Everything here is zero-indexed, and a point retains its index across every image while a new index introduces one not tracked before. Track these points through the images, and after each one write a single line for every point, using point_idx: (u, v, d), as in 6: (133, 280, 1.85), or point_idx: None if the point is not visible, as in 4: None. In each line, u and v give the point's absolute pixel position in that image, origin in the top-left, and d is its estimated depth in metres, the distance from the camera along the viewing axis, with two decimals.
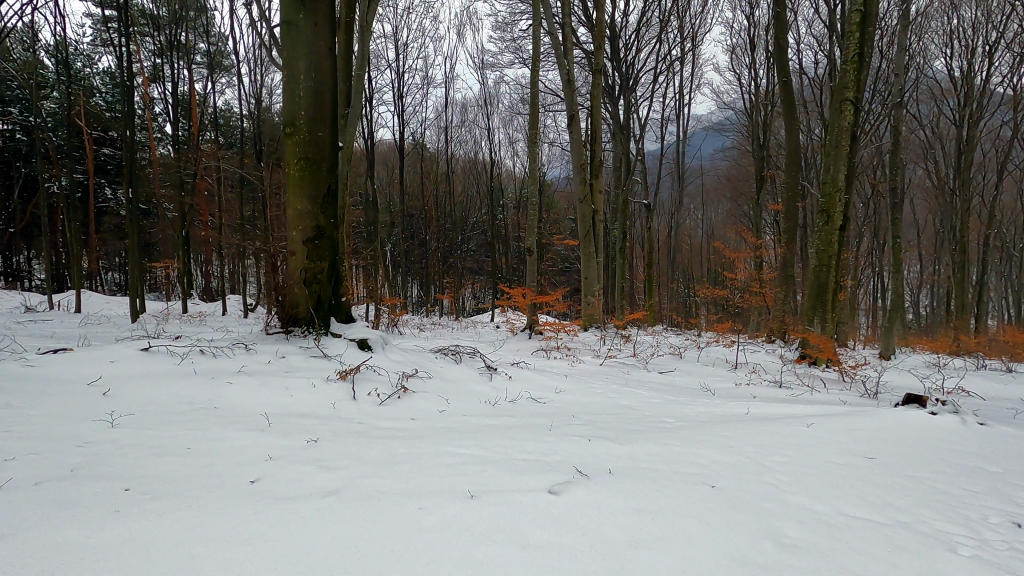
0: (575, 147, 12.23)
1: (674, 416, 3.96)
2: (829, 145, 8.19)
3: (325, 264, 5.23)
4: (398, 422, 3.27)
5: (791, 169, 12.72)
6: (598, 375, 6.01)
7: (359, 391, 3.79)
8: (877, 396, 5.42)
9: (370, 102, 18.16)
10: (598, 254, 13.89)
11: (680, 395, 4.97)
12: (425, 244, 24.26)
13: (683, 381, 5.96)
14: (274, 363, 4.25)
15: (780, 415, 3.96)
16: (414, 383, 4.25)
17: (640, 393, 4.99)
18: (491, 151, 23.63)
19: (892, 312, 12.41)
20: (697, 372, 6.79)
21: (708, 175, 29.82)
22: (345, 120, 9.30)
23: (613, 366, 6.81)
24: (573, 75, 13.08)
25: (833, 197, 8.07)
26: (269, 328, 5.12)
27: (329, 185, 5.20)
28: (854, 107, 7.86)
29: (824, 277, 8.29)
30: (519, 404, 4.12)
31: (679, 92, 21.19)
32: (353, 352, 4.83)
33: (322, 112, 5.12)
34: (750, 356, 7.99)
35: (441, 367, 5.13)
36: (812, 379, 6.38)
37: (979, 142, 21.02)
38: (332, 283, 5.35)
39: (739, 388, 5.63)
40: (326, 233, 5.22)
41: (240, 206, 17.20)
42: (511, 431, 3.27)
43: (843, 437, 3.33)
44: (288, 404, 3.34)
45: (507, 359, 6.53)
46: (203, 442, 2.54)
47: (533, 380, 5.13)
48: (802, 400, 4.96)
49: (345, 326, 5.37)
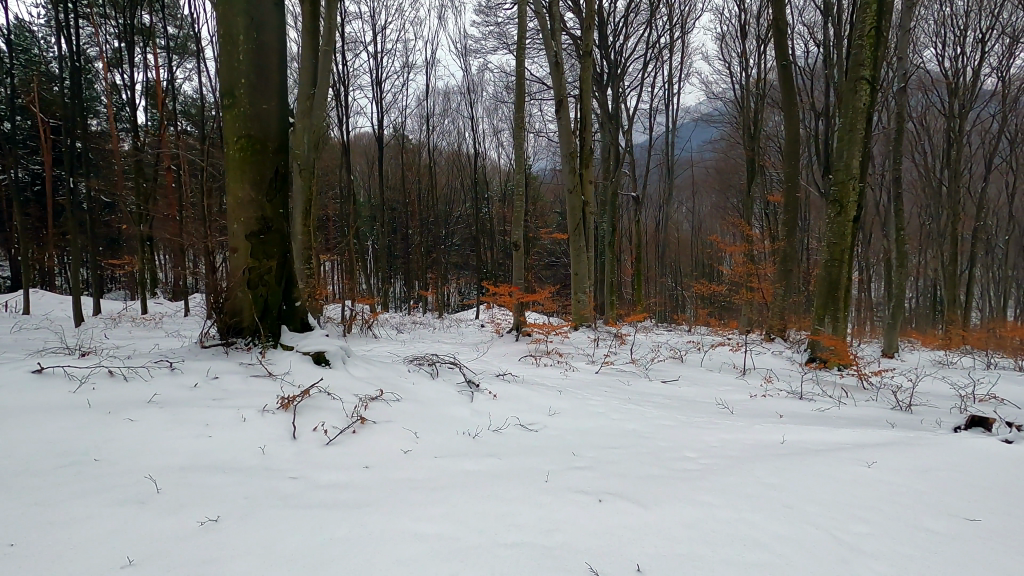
0: (563, 134, 11.42)
1: (697, 449, 3.23)
2: (842, 131, 7.49)
3: (274, 263, 4.39)
4: (350, 474, 2.50)
5: (790, 156, 12.03)
6: (596, 387, 5.27)
7: (301, 426, 2.97)
8: (912, 410, 4.75)
9: (346, 90, 17.22)
10: (589, 249, 13.14)
11: (694, 415, 4.24)
12: (407, 239, 23.30)
13: (691, 393, 5.24)
14: (200, 388, 3.41)
15: (825, 446, 3.24)
16: (377, 411, 3.46)
17: (648, 412, 4.25)
18: (475, 141, 22.77)
19: (895, 310, 11.78)
20: (703, 380, 6.08)
21: (696, 168, 29.18)
22: (310, 101, 8.41)
23: (611, 374, 6.07)
24: (562, 58, 12.28)
25: (846, 185, 7.39)
26: (205, 340, 4.22)
27: (277, 168, 4.36)
28: (870, 87, 7.19)
29: (836, 272, 7.62)
30: (507, 436, 3.36)
31: (668, 81, 20.54)
32: (305, 370, 3.99)
33: (266, 81, 4.26)
34: (758, 360, 7.30)
35: (413, 384, 4.33)
36: (834, 389, 5.70)
37: (970, 135, 20.60)
38: (283, 285, 4.51)
39: (758, 402, 4.91)
40: (275, 226, 4.37)
41: (208, 199, 16.16)
42: (498, 482, 2.52)
43: (915, 480, 2.65)
44: (199, 450, 2.54)
45: (493, 370, 5.76)
46: (39, 534, 1.74)
47: (522, 398, 4.35)
48: (835, 418, 4.26)
49: (300, 334, 4.52)
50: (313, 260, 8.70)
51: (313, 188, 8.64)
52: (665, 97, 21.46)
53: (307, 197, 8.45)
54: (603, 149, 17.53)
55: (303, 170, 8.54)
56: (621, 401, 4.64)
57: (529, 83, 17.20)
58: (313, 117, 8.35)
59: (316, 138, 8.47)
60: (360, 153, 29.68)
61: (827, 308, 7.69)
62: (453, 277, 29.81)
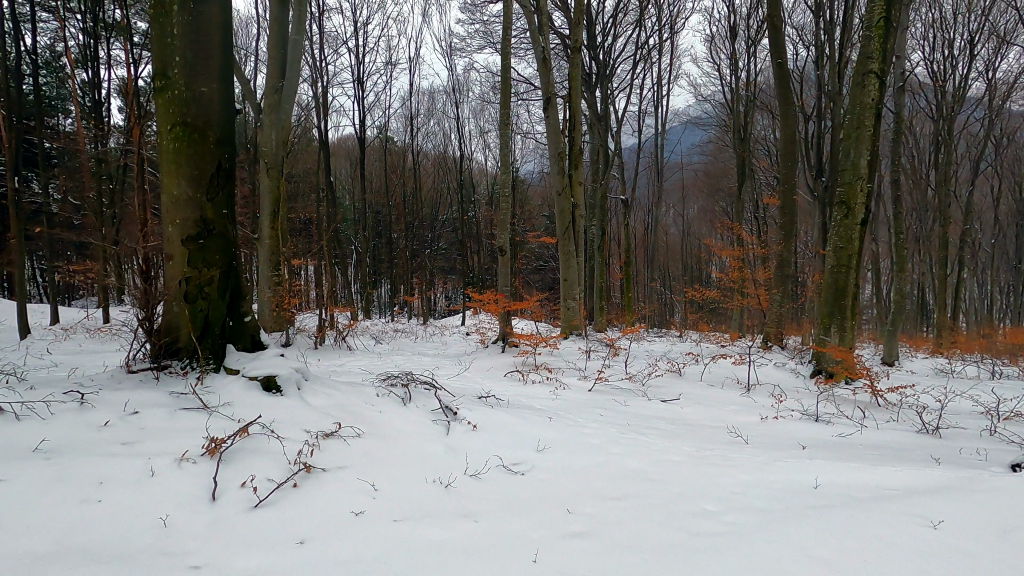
0: (551, 134, 10.90)
1: (715, 500, 2.68)
2: (848, 129, 7.04)
3: (216, 272, 3.75)
4: (278, 556, 1.91)
5: (787, 156, 11.56)
6: (590, 409, 4.71)
7: (226, 481, 2.36)
8: (941, 435, 4.26)
9: (325, 89, 16.58)
10: (579, 254, 12.56)
11: (704, 446, 3.70)
12: (390, 243, 22.64)
13: (696, 417, 4.70)
14: (111, 428, 2.77)
15: (867, 494, 2.72)
16: (330, 454, 2.86)
17: (651, 444, 3.70)
18: (460, 143, 22.17)
19: (896, 315, 11.37)
20: (705, 399, 5.54)
21: (685, 171, 28.80)
22: (278, 94, 7.73)
23: (606, 392, 5.52)
24: (550, 54, 11.73)
25: (853, 185, 6.94)
26: (131, 364, 3.56)
27: (220, 162, 3.74)
28: (879, 81, 6.73)
29: (843, 279, 7.15)
30: (485, 485, 2.78)
31: (657, 83, 20.14)
32: (249, 402, 3.37)
33: (207, 60, 3.64)
34: (761, 374, 6.79)
35: (379, 414, 3.73)
36: (850, 407, 5.19)
37: (960, 139, 20.41)
38: (229, 296, 3.87)
39: (772, 427, 4.39)
40: (218, 228, 3.75)
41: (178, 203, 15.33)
42: (470, 562, 1.95)
43: (994, 547, 2.12)
44: (79, 524, 1.94)
45: (474, 390, 5.18)
46: None
47: (505, 428, 3.78)
48: (862, 449, 3.74)
49: (248, 355, 3.88)
50: (282, 267, 8.06)
51: (283, 189, 7.99)
52: (654, 99, 21.06)
53: (275, 199, 7.79)
54: (592, 150, 17.03)
55: (271, 168, 7.85)
56: (619, 428, 4.08)
57: (515, 83, 16.67)
58: (281, 112, 7.66)
59: (285, 135, 7.80)
60: (344, 155, 28.97)
61: (833, 316, 7.23)
62: (439, 282, 29.15)
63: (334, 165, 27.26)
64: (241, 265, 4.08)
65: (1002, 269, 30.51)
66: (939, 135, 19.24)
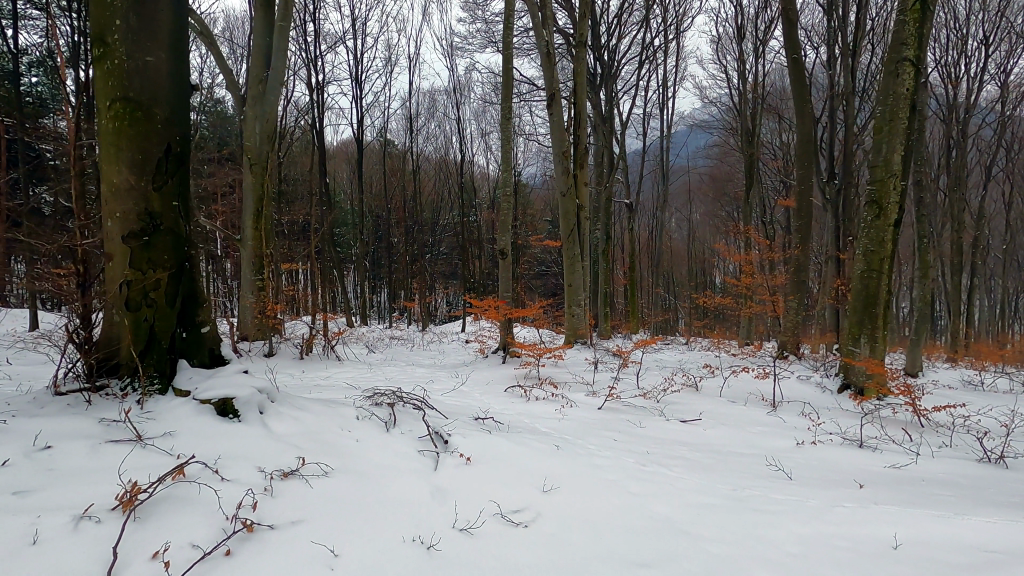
0: (556, 132, 10.37)
1: (769, 569, 2.11)
2: (879, 122, 6.48)
3: (164, 274, 3.16)
4: None
5: (803, 156, 10.99)
6: (602, 433, 4.14)
7: (132, 551, 1.79)
8: (1008, 464, 3.70)
9: (321, 90, 16.09)
10: (584, 258, 11.97)
11: (740, 482, 3.13)
12: (388, 247, 22.04)
13: (726, 444, 4.12)
14: (7, 468, 2.19)
15: (963, 559, 2.15)
16: (282, 502, 2.29)
17: (678, 480, 3.13)
18: (461, 146, 21.60)
19: (920, 323, 10.71)
20: (729, 418, 4.96)
21: (691, 175, 28.23)
22: (263, 85, 7.29)
23: (619, 411, 4.95)
24: (554, 50, 11.17)
25: (885, 182, 6.39)
26: (60, 385, 2.97)
27: (170, 144, 3.16)
28: (914, 70, 6.17)
29: (873, 284, 6.54)
30: (477, 544, 2.22)
31: (662, 85, 19.63)
32: (196, 432, 2.78)
33: (155, 25, 3.08)
34: (787, 389, 6.19)
35: (355, 443, 3.14)
36: (895, 429, 4.61)
37: (975, 143, 19.78)
38: (180, 303, 3.29)
39: (813, 458, 3.81)
40: (167, 222, 3.17)
41: None
42: None
43: None
44: None
45: (471, 409, 4.61)
46: None
47: (505, 461, 3.20)
48: (927, 485, 3.18)
49: (203, 372, 3.30)
50: (266, 270, 7.48)
51: (268, 187, 7.45)
52: (659, 101, 20.51)
53: (258, 197, 7.25)
54: (596, 153, 16.46)
55: (255, 165, 7.27)
56: (638, 459, 3.50)
57: (517, 83, 16.10)
58: (266, 103, 7.14)
59: (269, 128, 7.27)
60: (343, 159, 28.47)
61: (863, 326, 6.63)
62: (440, 287, 28.56)
63: (333, 168, 26.71)
64: (200, 267, 3.50)
65: (1013, 275, 29.79)
66: (953, 139, 18.66)
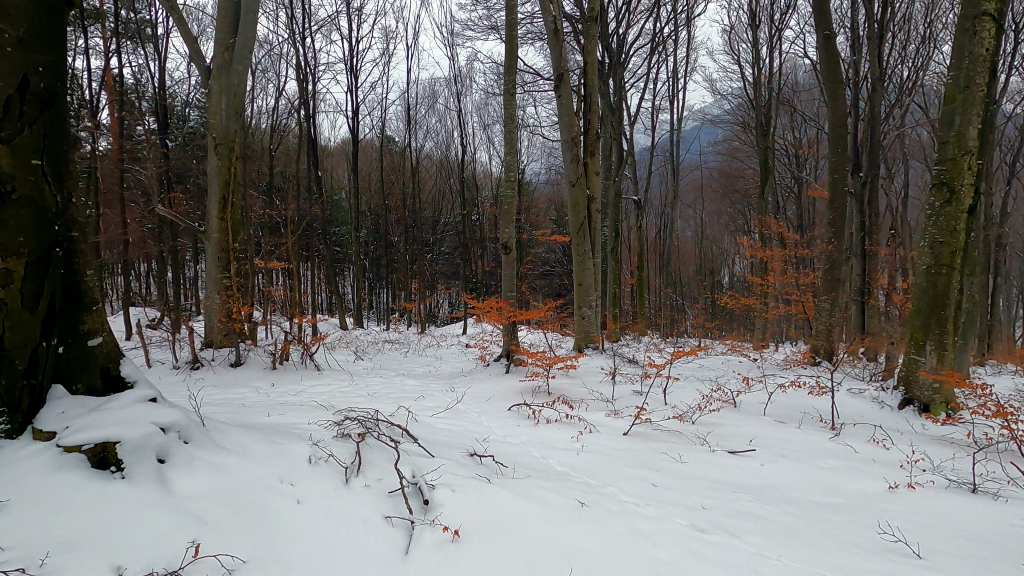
0: (565, 116, 9.39)
1: None
2: (951, 90, 5.47)
3: (20, 260, 2.18)
4: None
5: (836, 143, 9.96)
6: (636, 475, 3.17)
7: None
8: None
9: (311, 77, 15.11)
10: (594, 255, 10.93)
11: (850, 565, 2.18)
12: (386, 245, 21.02)
13: (798, 490, 3.15)
14: None
15: None
16: None
17: (759, 562, 2.17)
18: (461, 140, 20.59)
19: (969, 325, 9.62)
20: (788, 448, 3.98)
21: (701, 171, 27.19)
22: (230, 53, 6.31)
23: (651, 439, 4.00)
24: (562, 28, 10.15)
25: (958, 162, 5.40)
26: None
27: (27, 76, 2.22)
28: (995, 27, 5.19)
29: (944, 282, 5.53)
30: None
31: (673, 76, 18.62)
32: (42, 503, 1.84)
33: None
34: (846, 406, 5.19)
35: (294, 511, 2.18)
36: (1004, 464, 3.63)
37: (1006, 136, 18.63)
38: (47, 305, 2.31)
39: (927, 513, 2.83)
40: (25, 189, 2.21)
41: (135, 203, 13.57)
42: None
43: None
44: None
45: (466, 440, 3.63)
46: None
47: (506, 533, 2.24)
48: None
49: (82, 404, 2.34)
50: (234, 268, 6.52)
51: (237, 172, 6.51)
52: (668, 94, 19.48)
53: (224, 182, 6.29)
54: (604, 145, 15.44)
55: (220, 145, 6.31)
56: (690, 522, 2.54)
57: (521, 72, 15.04)
58: (233, 74, 6.21)
59: (238, 104, 6.34)
60: (340, 157, 27.52)
61: (929, 330, 5.62)
62: (441, 287, 27.60)
63: (330, 165, 25.76)
64: (82, 255, 2.52)
65: None
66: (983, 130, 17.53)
